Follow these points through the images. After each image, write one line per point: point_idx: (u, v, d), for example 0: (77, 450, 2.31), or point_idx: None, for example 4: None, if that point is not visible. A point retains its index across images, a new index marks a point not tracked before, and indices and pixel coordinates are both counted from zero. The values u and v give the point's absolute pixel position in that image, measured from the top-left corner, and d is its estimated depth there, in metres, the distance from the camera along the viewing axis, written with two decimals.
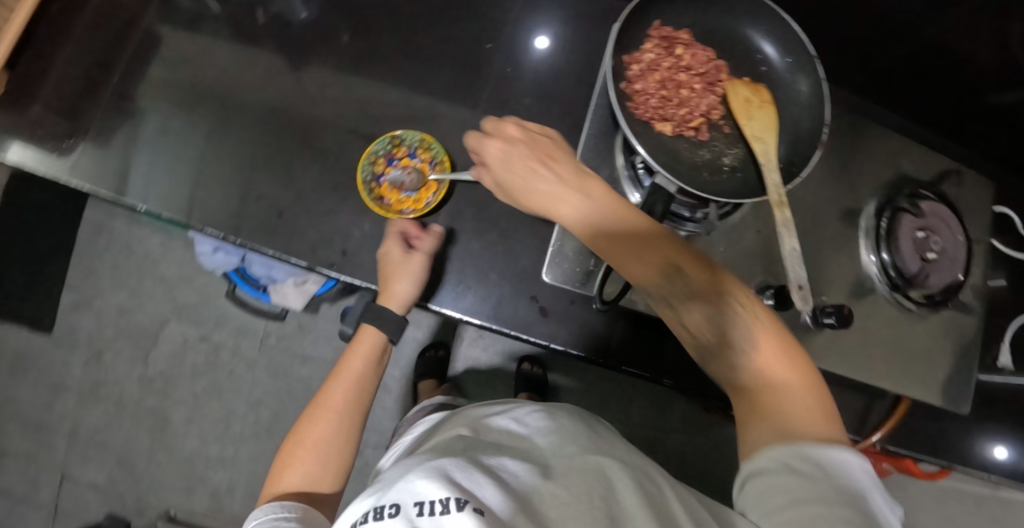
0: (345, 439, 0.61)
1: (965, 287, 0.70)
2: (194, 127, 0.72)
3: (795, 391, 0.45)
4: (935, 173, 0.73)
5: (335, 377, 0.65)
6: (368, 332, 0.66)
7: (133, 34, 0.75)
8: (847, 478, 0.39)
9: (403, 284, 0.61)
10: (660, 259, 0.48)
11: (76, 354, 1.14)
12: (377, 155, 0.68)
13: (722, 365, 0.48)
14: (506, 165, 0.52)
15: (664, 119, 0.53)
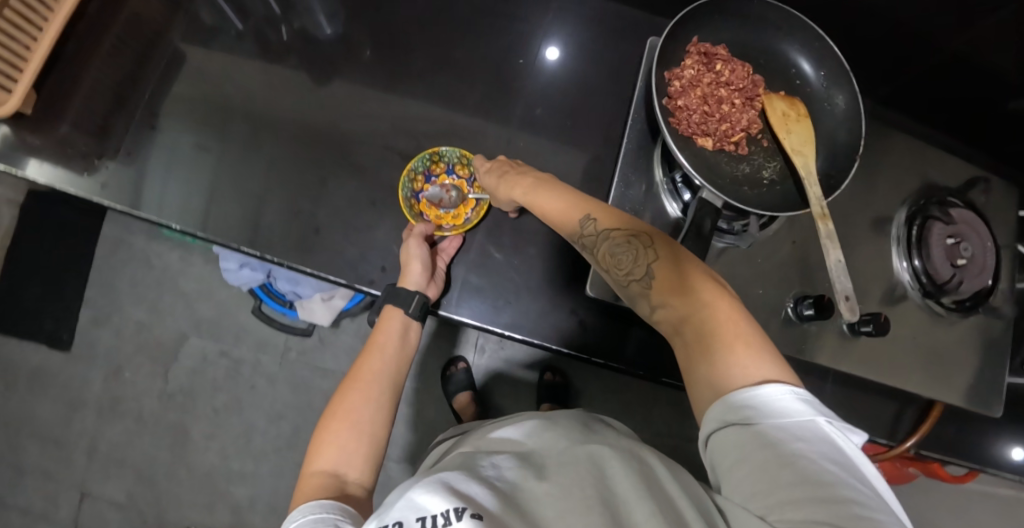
0: (381, 417, 0.57)
1: (997, 294, 0.70)
2: (226, 145, 0.72)
3: (713, 318, 0.43)
4: (962, 181, 0.73)
5: (366, 355, 0.61)
6: (393, 313, 0.63)
7: (162, 53, 0.76)
8: (785, 410, 0.39)
9: (412, 265, 0.61)
10: (576, 217, 0.52)
11: (95, 370, 1.14)
12: (416, 172, 0.71)
13: (644, 305, 0.48)
14: (489, 180, 0.63)
15: (705, 135, 0.53)
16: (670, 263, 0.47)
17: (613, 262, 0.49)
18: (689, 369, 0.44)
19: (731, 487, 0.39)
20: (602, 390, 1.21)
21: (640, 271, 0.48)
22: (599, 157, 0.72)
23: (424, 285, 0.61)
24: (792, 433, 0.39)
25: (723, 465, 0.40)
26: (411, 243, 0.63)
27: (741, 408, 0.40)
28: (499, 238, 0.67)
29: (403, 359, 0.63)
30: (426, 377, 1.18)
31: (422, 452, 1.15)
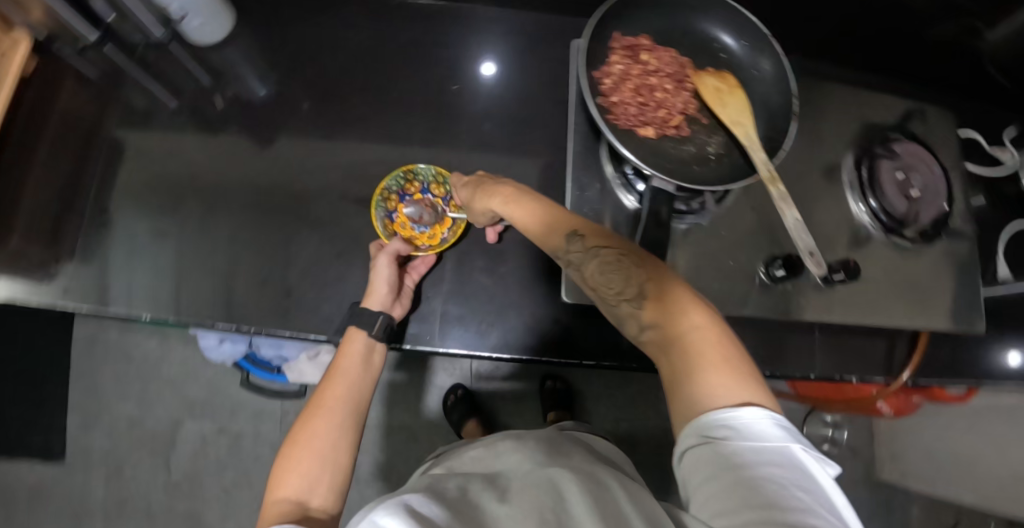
0: (345, 443, 0.54)
1: (955, 216, 0.73)
2: (181, 225, 0.72)
3: (701, 338, 0.44)
4: (899, 115, 0.76)
5: (327, 382, 0.58)
6: (355, 334, 0.61)
7: (99, 146, 0.75)
8: (760, 434, 0.40)
9: (376, 284, 0.61)
10: (562, 233, 0.52)
11: (94, 474, 1.11)
12: (390, 191, 0.70)
13: (630, 324, 0.48)
14: (469, 197, 0.62)
15: (645, 124, 0.54)
16: (660, 285, 0.47)
17: (602, 280, 0.49)
18: (673, 389, 0.44)
19: (698, 502, 0.40)
20: (605, 386, 1.21)
21: (630, 291, 0.48)
22: (551, 163, 0.73)
23: (387, 307, 0.62)
24: (763, 456, 0.39)
25: (693, 481, 0.41)
26: (382, 262, 0.62)
27: (723, 426, 0.40)
28: (471, 263, 0.68)
29: (367, 383, 0.59)
30: (431, 410, 1.17)
31: None
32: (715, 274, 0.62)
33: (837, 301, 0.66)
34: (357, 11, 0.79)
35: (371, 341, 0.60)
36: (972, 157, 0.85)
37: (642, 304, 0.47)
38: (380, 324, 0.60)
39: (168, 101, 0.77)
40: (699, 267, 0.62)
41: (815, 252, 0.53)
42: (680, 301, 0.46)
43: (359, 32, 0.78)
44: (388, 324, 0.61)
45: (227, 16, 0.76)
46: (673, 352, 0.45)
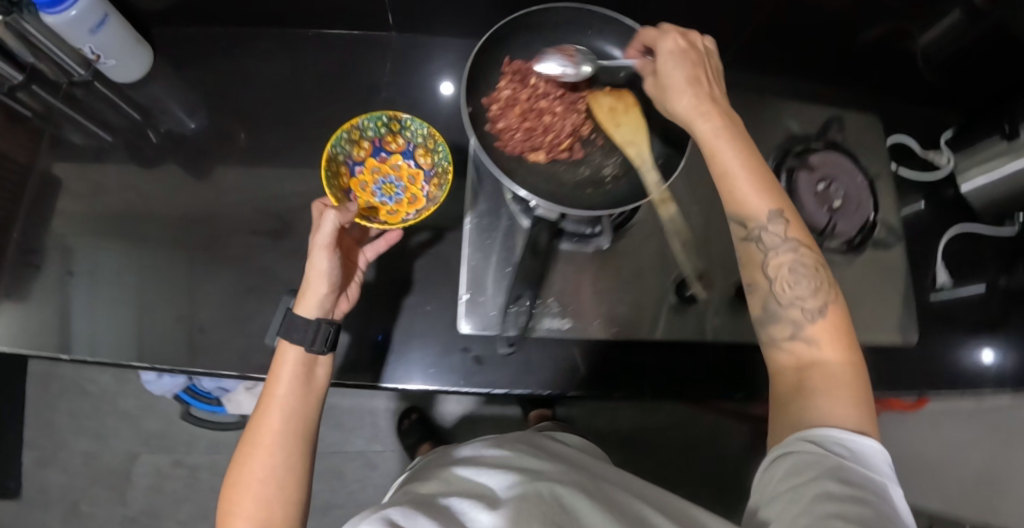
0: (292, 470, 0.53)
1: (879, 224, 0.72)
2: (106, 263, 0.71)
3: (855, 371, 0.47)
4: (817, 125, 0.75)
5: (263, 409, 0.54)
6: (287, 352, 0.55)
7: (28, 183, 0.74)
8: (867, 462, 0.42)
9: (314, 285, 0.55)
10: (769, 206, 0.49)
11: (51, 512, 1.09)
12: (366, 138, 0.67)
13: (784, 325, 0.49)
14: (676, 84, 0.51)
15: (534, 149, 0.55)
16: (837, 311, 0.49)
17: (785, 273, 0.51)
18: (813, 393, 0.46)
19: (785, 504, 0.41)
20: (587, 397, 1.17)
21: (811, 301, 0.49)
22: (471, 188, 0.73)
23: (328, 311, 0.57)
24: (867, 481, 0.41)
25: (787, 483, 0.42)
26: (316, 254, 0.55)
27: (844, 445, 0.43)
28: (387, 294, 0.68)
29: (308, 400, 0.55)
30: (388, 436, 1.14)
31: None
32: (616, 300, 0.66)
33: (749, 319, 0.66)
34: (277, 44, 0.78)
35: (309, 354, 0.55)
36: (912, 164, 0.87)
37: (815, 316, 0.49)
38: (319, 335, 0.55)
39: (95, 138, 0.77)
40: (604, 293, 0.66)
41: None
42: (846, 335, 0.48)
43: (285, 62, 0.78)
44: (334, 336, 0.56)
45: (144, 50, 0.75)
46: (822, 370, 0.47)
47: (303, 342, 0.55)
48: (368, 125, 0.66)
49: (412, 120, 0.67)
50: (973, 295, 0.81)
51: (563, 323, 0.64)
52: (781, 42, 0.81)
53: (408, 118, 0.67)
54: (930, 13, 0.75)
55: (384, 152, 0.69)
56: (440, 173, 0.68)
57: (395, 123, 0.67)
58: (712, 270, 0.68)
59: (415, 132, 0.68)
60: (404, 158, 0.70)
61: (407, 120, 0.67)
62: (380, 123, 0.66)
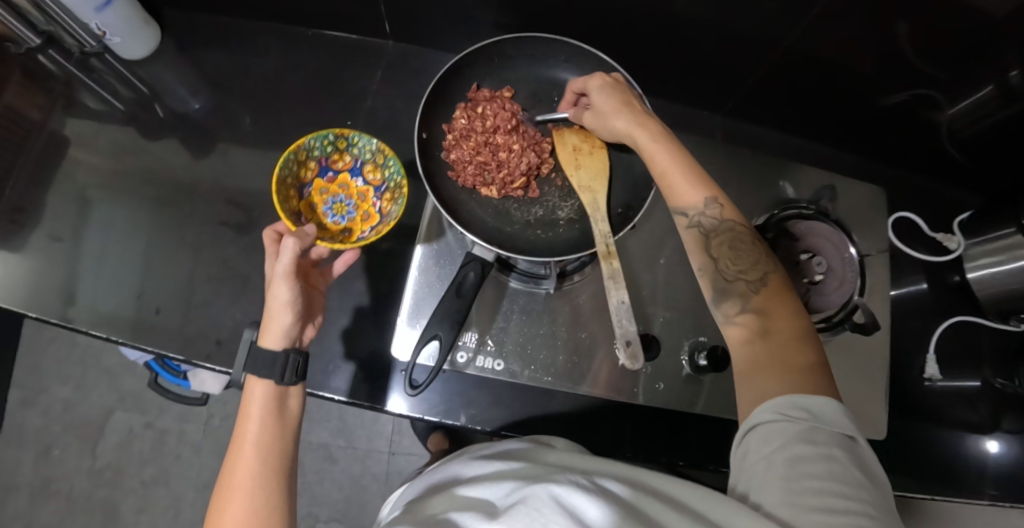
0: (274, 504, 0.48)
1: (868, 302, 0.67)
2: (83, 229, 0.73)
3: (800, 330, 0.46)
4: (813, 190, 0.71)
5: (234, 457, 0.50)
6: (256, 386, 0.53)
7: (36, 141, 0.76)
8: (831, 418, 0.41)
9: (277, 314, 0.54)
10: (702, 194, 0.51)
11: (23, 452, 1.13)
12: (314, 157, 0.67)
13: (734, 302, 0.49)
14: (609, 111, 0.56)
15: (486, 184, 0.63)
16: (779, 283, 0.49)
17: (729, 253, 0.51)
18: (767, 363, 0.45)
19: (759, 475, 0.40)
20: None
21: (751, 273, 0.50)
22: None
23: (295, 340, 0.56)
24: (834, 438, 0.40)
25: (759, 453, 0.41)
26: (277, 283, 0.54)
27: (801, 407, 0.41)
28: (336, 303, 0.67)
29: (283, 434, 0.52)
30: (351, 433, 1.14)
31: (352, 511, 1.12)
32: (560, 346, 0.62)
33: (701, 386, 0.63)
34: (285, 41, 0.83)
35: (279, 387, 0.54)
36: (919, 244, 0.83)
37: (759, 288, 0.49)
38: (288, 365, 0.53)
39: (98, 107, 0.80)
40: (547, 338, 0.63)
41: (636, 340, 0.53)
42: (791, 303, 0.48)
43: (292, 62, 0.82)
44: (303, 365, 0.54)
45: (150, 31, 0.78)
46: (771, 339, 0.46)
47: (272, 377, 0.53)
48: (314, 145, 0.67)
49: (359, 137, 0.68)
50: (967, 388, 0.79)
51: (498, 364, 0.62)
52: (788, 96, 0.79)
53: (355, 135, 0.68)
54: (962, 85, 0.70)
55: (332, 171, 0.70)
56: (394, 187, 0.69)
57: (342, 141, 0.68)
58: (672, 328, 0.65)
59: (363, 148, 0.69)
60: (353, 176, 0.71)
61: (354, 137, 0.68)
62: (327, 142, 0.67)
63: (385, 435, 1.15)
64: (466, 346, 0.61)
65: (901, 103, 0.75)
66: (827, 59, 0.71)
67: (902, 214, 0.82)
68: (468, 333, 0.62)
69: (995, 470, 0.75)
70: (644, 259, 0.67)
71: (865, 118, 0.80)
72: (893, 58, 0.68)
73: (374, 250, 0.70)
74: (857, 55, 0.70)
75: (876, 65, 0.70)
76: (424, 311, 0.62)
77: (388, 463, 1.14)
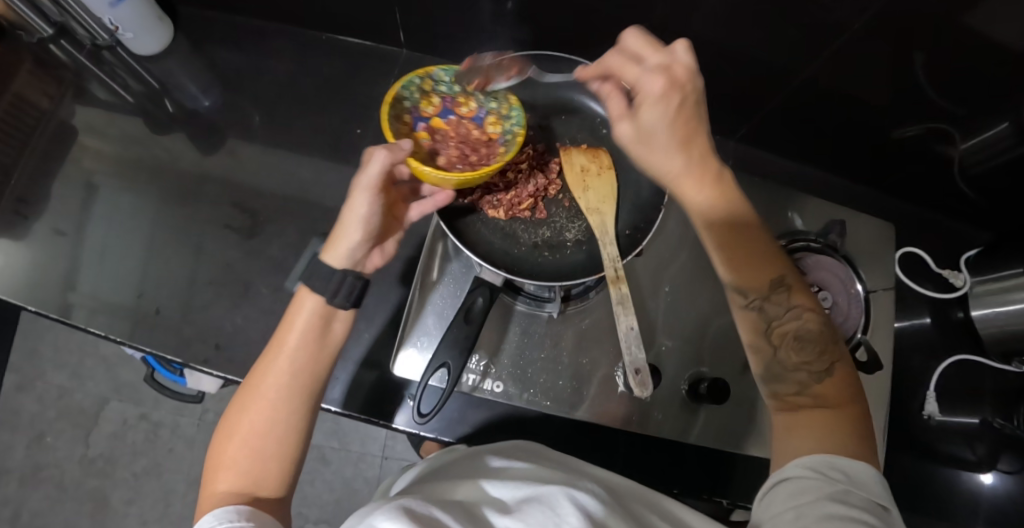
0: (291, 433, 0.47)
1: (873, 337, 0.67)
2: (87, 222, 0.72)
3: (858, 424, 0.46)
4: (822, 223, 0.71)
5: (268, 361, 0.49)
6: (307, 297, 0.50)
7: (42, 133, 0.76)
8: (866, 485, 0.42)
9: (348, 232, 0.51)
10: (769, 277, 0.50)
11: (17, 438, 1.13)
12: (436, 93, 0.60)
13: (790, 385, 0.48)
14: (664, 148, 0.51)
15: (495, 205, 0.62)
16: (842, 373, 0.48)
17: (791, 342, 0.49)
18: (814, 426, 0.46)
19: (785, 520, 0.40)
20: None
21: (813, 364, 0.49)
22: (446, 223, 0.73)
23: (357, 263, 0.52)
24: (866, 505, 0.40)
25: (788, 502, 0.41)
26: (359, 194, 0.50)
27: (837, 469, 0.42)
28: None
29: (318, 357, 0.49)
30: (345, 435, 1.14)
31: (342, 514, 1.11)
32: (560, 371, 0.62)
33: (698, 415, 0.63)
34: (299, 44, 0.82)
35: (329, 306, 0.50)
36: (925, 280, 0.82)
37: (822, 379, 0.48)
38: (341, 288, 0.50)
39: (107, 100, 0.79)
40: (547, 362, 0.62)
41: (644, 368, 0.54)
42: (851, 394, 0.48)
43: (299, 64, 0.82)
44: (359, 292, 0.51)
45: (164, 28, 0.78)
46: (822, 417, 0.46)
47: (324, 293, 0.49)
48: (443, 80, 0.60)
49: (492, 83, 0.62)
50: (965, 424, 0.79)
51: (497, 386, 0.61)
52: (802, 121, 0.78)
53: (486, 78, 0.61)
54: (973, 121, 0.69)
55: (453, 115, 0.61)
56: (511, 137, 0.59)
57: (474, 83, 0.61)
58: (671, 357, 0.64)
59: (491, 98, 0.62)
60: (472, 124, 0.61)
61: (488, 82, 0.62)
62: (457, 79, 0.60)
63: (379, 439, 1.15)
64: (474, 368, 0.61)
65: (912, 137, 0.75)
66: (843, 89, 0.71)
67: (909, 248, 0.82)
68: (475, 356, 0.61)
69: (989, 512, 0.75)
70: (648, 285, 0.66)
71: (879, 146, 0.79)
72: (909, 91, 0.68)
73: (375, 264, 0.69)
74: (872, 86, 0.69)
75: (891, 97, 0.70)
76: (429, 328, 0.62)
77: (380, 467, 1.14)
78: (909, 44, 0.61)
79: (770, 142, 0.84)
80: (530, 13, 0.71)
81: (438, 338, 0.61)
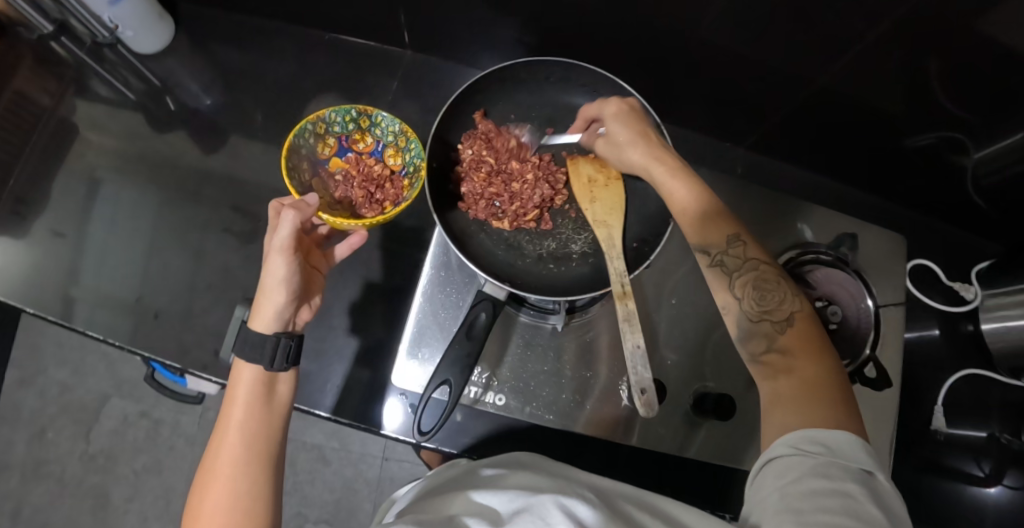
0: (258, 499, 0.45)
1: (882, 353, 0.66)
2: (86, 223, 0.72)
3: (834, 379, 0.44)
4: (831, 236, 0.70)
5: (217, 443, 0.47)
6: (244, 371, 0.50)
7: (42, 131, 0.75)
8: (849, 454, 0.39)
9: (269, 296, 0.50)
10: (724, 232, 0.51)
11: (18, 433, 1.13)
12: (331, 134, 0.65)
13: (759, 341, 0.47)
14: (625, 143, 0.56)
15: (500, 216, 0.62)
16: (807, 321, 0.47)
17: (753, 293, 0.49)
18: (789, 395, 0.43)
19: (771, 502, 0.38)
20: None
21: (777, 314, 0.48)
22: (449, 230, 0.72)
23: (286, 323, 0.52)
24: (852, 474, 0.38)
25: (773, 485, 0.39)
26: (274, 257, 0.49)
27: (817, 441, 0.40)
28: (336, 322, 0.66)
29: (270, 422, 0.49)
30: (345, 436, 1.14)
31: (341, 514, 1.11)
32: (563, 384, 0.61)
33: (702, 430, 0.62)
34: (302, 43, 0.81)
35: (268, 372, 0.50)
36: (935, 292, 0.81)
37: (788, 329, 0.47)
38: (278, 353, 0.49)
39: (106, 97, 0.78)
40: (550, 376, 0.62)
41: (650, 387, 0.52)
42: (820, 342, 0.46)
43: (301, 63, 0.81)
44: (295, 352, 0.50)
45: (165, 24, 0.77)
46: (797, 378, 0.44)
47: (260, 362, 0.49)
48: (336, 121, 0.65)
49: (381, 116, 0.65)
50: (972, 438, 0.78)
51: (498, 399, 0.60)
52: (814, 129, 0.77)
53: (379, 114, 0.65)
54: (990, 131, 0.67)
55: (351, 152, 0.67)
56: (412, 172, 0.65)
57: (364, 119, 0.65)
58: (675, 371, 0.64)
59: (385, 130, 0.66)
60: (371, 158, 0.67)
61: (379, 116, 0.66)
62: (349, 118, 0.65)
63: (379, 441, 1.15)
64: (476, 381, 0.60)
65: (925, 146, 0.73)
66: (856, 97, 0.69)
67: (919, 260, 0.81)
68: (477, 369, 0.61)
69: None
70: (654, 298, 0.65)
71: (892, 155, 0.77)
72: (922, 101, 0.67)
73: (377, 270, 0.69)
74: (887, 95, 0.67)
75: (905, 106, 0.68)
76: (431, 339, 0.61)
77: (380, 468, 1.14)
78: (923, 54, 0.60)
79: (780, 150, 0.83)
80: (538, 15, 0.69)
81: (440, 350, 0.61)
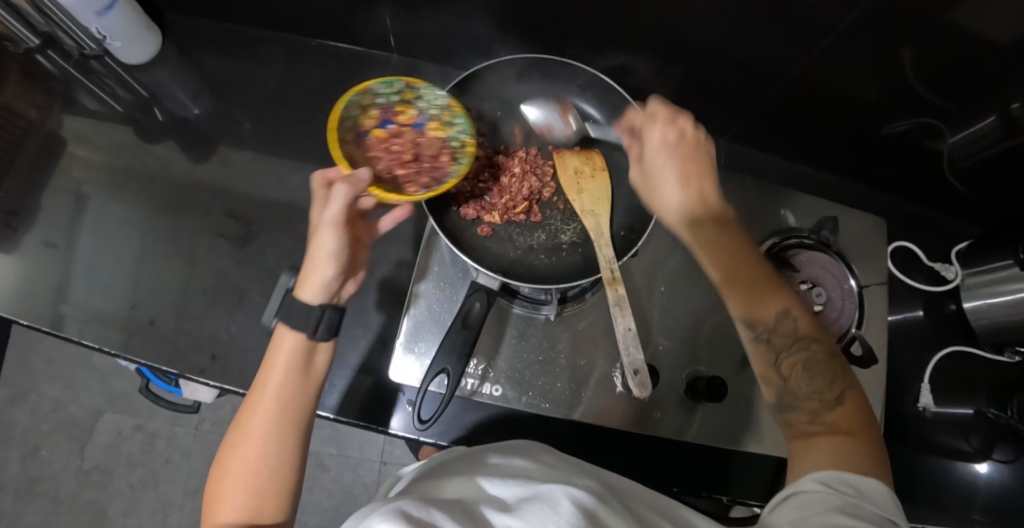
0: (283, 469, 0.46)
1: (868, 331, 0.68)
2: (77, 233, 0.72)
3: (878, 452, 0.46)
4: (815, 220, 0.71)
5: (256, 398, 0.48)
6: (287, 335, 0.50)
7: (31, 144, 0.75)
8: (875, 500, 0.40)
9: (322, 268, 0.50)
10: (773, 307, 0.50)
11: (11, 451, 1.12)
12: (374, 106, 0.60)
13: (802, 413, 0.48)
14: (667, 179, 0.56)
15: (491, 210, 0.63)
16: (856, 401, 0.48)
17: (802, 372, 0.49)
18: (827, 448, 0.45)
19: None
20: None
21: (827, 392, 0.48)
22: None
23: (333, 295, 0.52)
24: (876, 518, 0.39)
25: (797, 515, 0.40)
26: (324, 232, 0.50)
27: (847, 482, 0.41)
28: None
29: (305, 386, 0.49)
30: (343, 441, 1.14)
31: (342, 520, 1.11)
32: (558, 373, 0.62)
33: (696, 413, 0.63)
34: (289, 50, 0.82)
35: (310, 341, 0.50)
36: (917, 273, 0.83)
37: (833, 407, 0.47)
38: (322, 322, 0.50)
39: (93, 109, 0.78)
40: (545, 365, 0.63)
41: (644, 369, 0.54)
42: (867, 423, 0.47)
43: (289, 70, 0.82)
44: (337, 322, 0.51)
45: (152, 35, 0.78)
46: (839, 440, 0.45)
47: (304, 330, 0.49)
48: (380, 91, 0.60)
49: (429, 88, 0.61)
50: (960, 415, 0.79)
51: (495, 389, 0.61)
52: (794, 118, 0.79)
53: (425, 85, 0.60)
54: (963, 115, 0.69)
55: (392, 125, 0.61)
56: (458, 147, 0.61)
57: (411, 91, 0.61)
58: (668, 356, 0.65)
59: (431, 103, 0.61)
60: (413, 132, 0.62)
61: (424, 88, 0.61)
62: (394, 89, 0.60)
63: (377, 445, 1.15)
64: (472, 373, 0.61)
65: (901, 132, 0.76)
66: (833, 86, 0.71)
67: (901, 242, 0.83)
68: (473, 361, 0.62)
69: (986, 501, 0.75)
70: (644, 285, 0.67)
71: (870, 141, 0.79)
72: (896, 88, 0.69)
73: (371, 269, 0.69)
74: (864, 83, 0.69)
75: (881, 93, 0.70)
76: (426, 334, 0.62)
77: (379, 472, 1.14)
78: (895, 41, 0.62)
79: (763, 139, 0.85)
80: (522, 17, 0.71)
81: (437, 342, 0.62)
